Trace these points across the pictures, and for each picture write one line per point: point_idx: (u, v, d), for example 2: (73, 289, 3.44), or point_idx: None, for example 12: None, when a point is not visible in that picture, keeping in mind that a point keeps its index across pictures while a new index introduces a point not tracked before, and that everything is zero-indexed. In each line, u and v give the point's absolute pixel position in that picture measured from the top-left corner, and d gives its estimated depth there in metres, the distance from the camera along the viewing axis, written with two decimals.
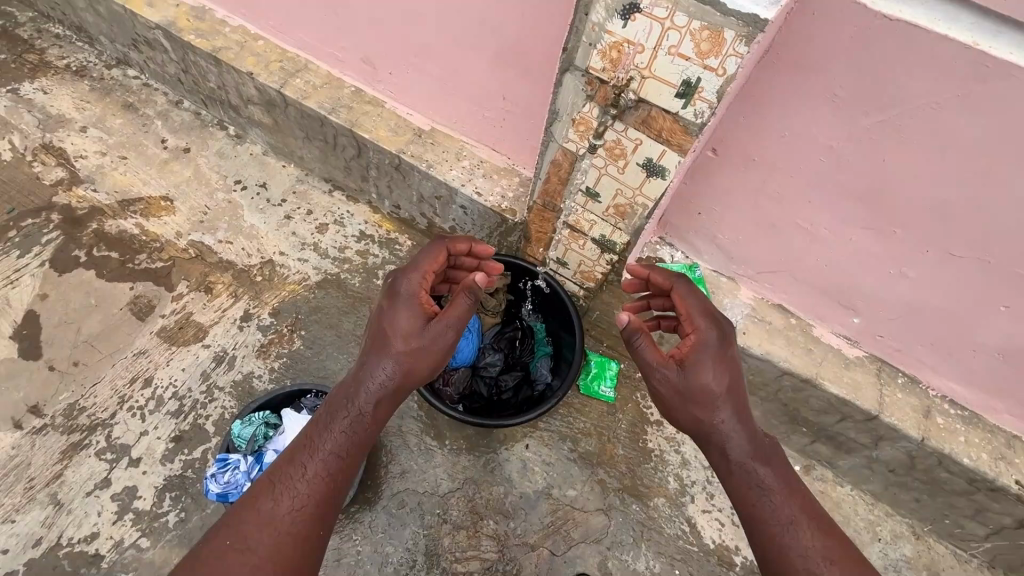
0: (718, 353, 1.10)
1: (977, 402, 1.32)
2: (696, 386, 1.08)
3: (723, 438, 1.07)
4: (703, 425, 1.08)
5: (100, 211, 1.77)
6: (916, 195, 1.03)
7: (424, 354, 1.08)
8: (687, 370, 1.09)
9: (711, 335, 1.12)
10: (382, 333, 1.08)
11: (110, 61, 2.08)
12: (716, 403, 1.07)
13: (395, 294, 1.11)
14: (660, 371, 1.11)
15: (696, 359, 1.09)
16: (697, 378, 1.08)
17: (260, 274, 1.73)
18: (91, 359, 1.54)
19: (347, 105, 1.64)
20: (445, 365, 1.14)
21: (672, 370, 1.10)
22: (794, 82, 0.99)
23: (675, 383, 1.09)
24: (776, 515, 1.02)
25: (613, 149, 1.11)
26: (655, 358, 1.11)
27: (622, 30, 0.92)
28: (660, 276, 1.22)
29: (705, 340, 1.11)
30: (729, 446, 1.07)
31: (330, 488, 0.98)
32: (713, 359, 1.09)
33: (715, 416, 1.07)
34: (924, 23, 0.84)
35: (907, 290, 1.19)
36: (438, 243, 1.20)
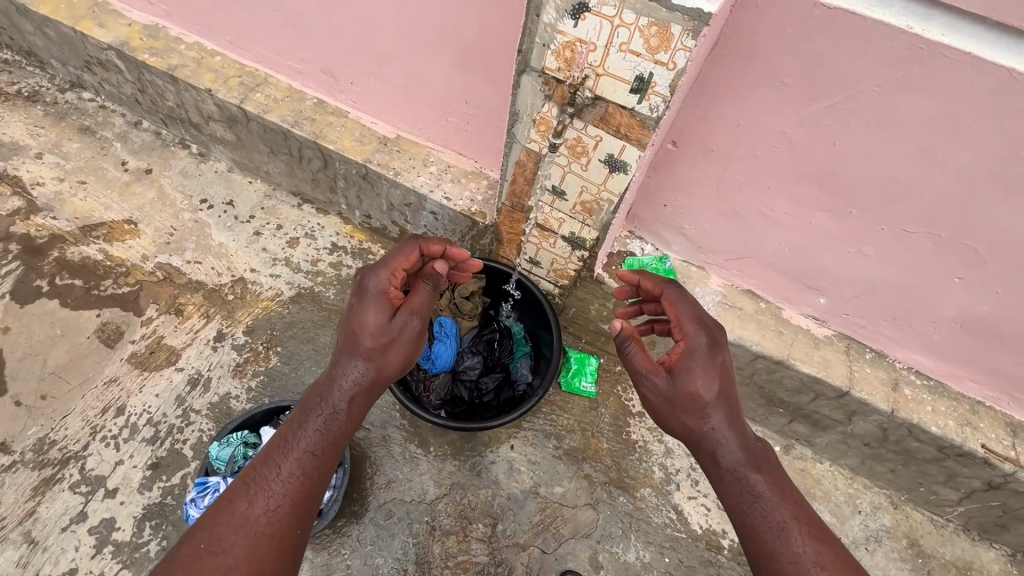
0: (708, 358, 1.05)
1: (942, 372, 1.37)
2: (685, 392, 1.04)
3: (714, 443, 1.03)
4: (694, 432, 1.05)
5: (60, 239, 1.72)
6: (867, 175, 1.07)
7: (394, 346, 1.05)
8: (676, 376, 1.05)
9: (700, 341, 1.07)
10: (352, 332, 1.04)
11: (63, 85, 2.03)
12: (707, 410, 1.03)
13: (363, 292, 1.07)
14: (649, 377, 1.07)
15: (685, 365, 1.05)
16: (686, 383, 1.04)
17: (232, 293, 1.71)
18: (59, 391, 1.49)
19: (310, 117, 1.63)
20: (416, 357, 1.12)
21: (660, 377, 1.06)
22: (744, 72, 1.02)
23: (664, 388, 1.06)
24: (751, 496, 1.00)
25: (575, 147, 1.13)
26: (643, 365, 1.08)
27: (573, 29, 0.93)
28: (650, 281, 1.20)
29: (694, 346, 1.06)
30: (719, 450, 1.03)
31: (304, 488, 0.94)
32: (702, 364, 1.04)
33: (705, 422, 1.03)
34: (859, 10, 0.87)
35: (867, 267, 1.24)
36: (410, 241, 1.16)
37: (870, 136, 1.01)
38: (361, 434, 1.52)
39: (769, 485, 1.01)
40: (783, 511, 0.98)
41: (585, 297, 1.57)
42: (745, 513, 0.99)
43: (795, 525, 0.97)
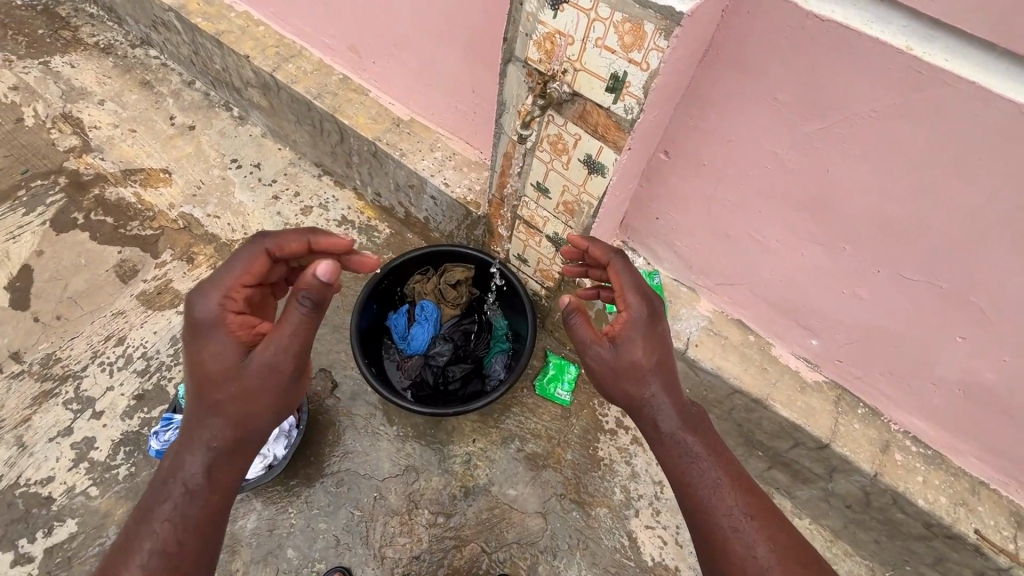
0: (649, 330, 1.01)
1: (942, 441, 1.23)
2: (626, 363, 1.00)
3: (654, 410, 1.00)
4: (634, 399, 1.01)
5: (103, 178, 1.88)
6: (863, 208, 0.99)
7: (250, 397, 0.95)
8: (618, 347, 1.01)
9: (642, 312, 1.02)
10: (197, 380, 0.96)
11: (135, 41, 2.22)
12: (647, 378, 0.99)
13: (194, 325, 0.97)
14: (592, 348, 1.03)
15: (626, 335, 1.01)
16: (627, 354, 1.00)
17: (241, 249, 1.80)
18: (73, 315, 1.63)
19: (333, 91, 1.69)
20: (291, 396, 1.01)
21: (603, 349, 1.02)
22: (735, 83, 0.96)
23: (606, 361, 1.02)
24: (690, 457, 0.97)
25: (557, 144, 1.11)
26: (588, 336, 1.04)
27: (553, 20, 0.91)
28: (599, 248, 1.11)
29: (635, 317, 1.02)
30: (657, 416, 1.00)
31: (171, 556, 0.89)
32: (643, 335, 1.00)
33: (644, 390, 0.99)
34: (857, 25, 0.80)
35: (861, 311, 1.13)
36: (255, 244, 1.07)
37: (867, 165, 0.93)
38: (330, 402, 1.56)
39: (705, 445, 0.98)
40: (716, 470, 0.96)
41: None
42: (684, 475, 0.97)
43: (728, 482, 0.95)
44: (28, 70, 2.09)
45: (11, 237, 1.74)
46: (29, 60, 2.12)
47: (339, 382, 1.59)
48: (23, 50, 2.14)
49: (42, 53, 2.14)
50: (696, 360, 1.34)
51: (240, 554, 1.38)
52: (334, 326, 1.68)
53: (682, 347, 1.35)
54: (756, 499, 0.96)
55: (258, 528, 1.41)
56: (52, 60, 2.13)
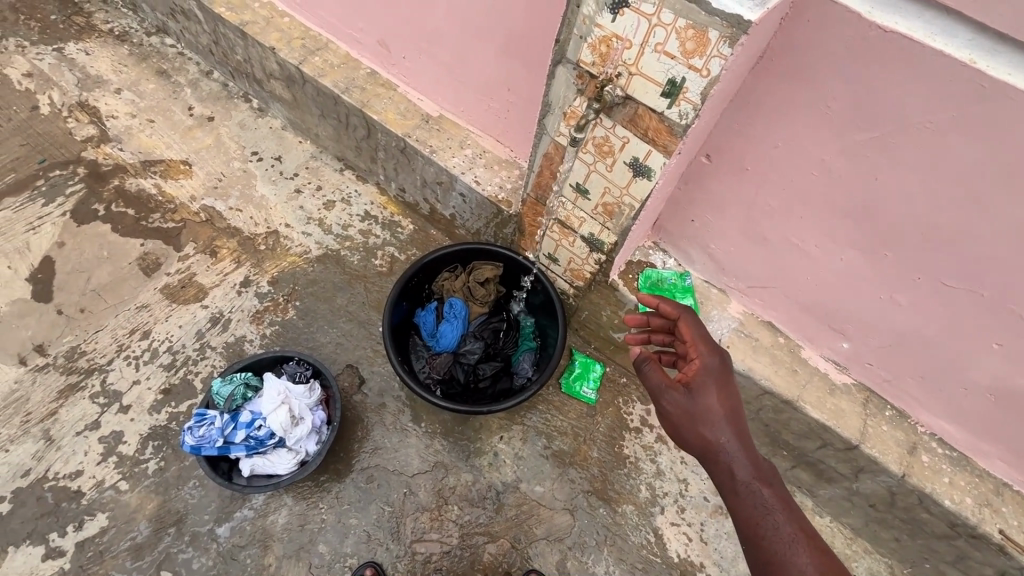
0: (721, 378, 1.08)
1: (967, 444, 1.26)
2: (702, 407, 1.05)
3: (728, 457, 1.00)
4: (709, 446, 1.02)
5: (123, 169, 1.86)
6: (908, 217, 1.00)
7: None
8: (693, 392, 1.07)
9: (714, 360, 1.10)
10: None
11: (151, 29, 2.18)
12: (721, 424, 1.02)
13: None
14: (668, 392, 1.08)
15: (702, 381, 1.07)
16: (702, 399, 1.05)
17: (265, 243, 1.79)
18: (97, 307, 1.62)
19: (360, 86, 1.68)
20: None
21: (679, 393, 1.07)
22: (787, 90, 0.97)
23: (681, 405, 1.06)
24: (764, 509, 0.96)
25: (602, 146, 1.11)
26: (663, 381, 1.08)
27: (611, 24, 0.91)
28: (668, 304, 1.21)
29: (708, 365, 1.09)
30: (731, 464, 1.00)
31: None
32: (717, 383, 1.07)
33: (720, 435, 1.02)
34: (920, 37, 0.81)
35: (897, 317, 1.16)
36: None
37: (916, 174, 0.94)
38: (358, 397, 1.57)
39: (779, 498, 0.97)
40: (792, 525, 0.94)
41: (598, 302, 1.53)
42: (758, 527, 0.95)
43: (805, 539, 0.93)
44: (42, 56, 2.05)
45: (32, 228, 1.71)
46: (42, 46, 2.08)
47: (367, 378, 1.60)
48: (35, 37, 2.09)
49: (55, 39, 2.10)
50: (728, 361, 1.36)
51: (272, 548, 1.38)
52: (360, 322, 1.68)
53: None
54: (828, 556, 0.91)
55: (289, 523, 1.41)
56: (66, 46, 2.09)
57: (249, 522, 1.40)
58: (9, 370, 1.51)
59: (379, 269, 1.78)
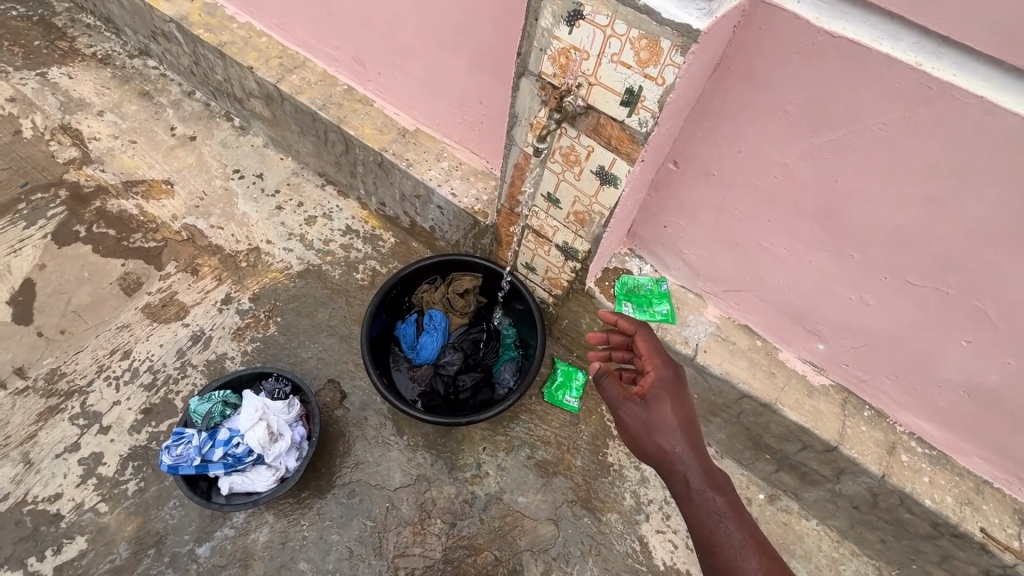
0: (675, 389, 1.09)
1: (945, 442, 1.26)
2: (657, 417, 1.05)
3: (683, 467, 1.01)
4: (665, 455, 1.03)
5: (104, 190, 1.87)
6: (869, 217, 1.01)
7: None
8: (649, 403, 1.08)
9: (668, 372, 1.12)
10: None
11: (133, 51, 2.21)
12: (676, 433, 1.03)
13: None
14: (625, 404, 1.09)
15: (657, 392, 1.09)
16: (658, 409, 1.06)
17: (246, 260, 1.79)
18: (77, 329, 1.62)
19: (337, 102, 1.70)
20: None
21: (635, 405, 1.08)
22: (745, 96, 0.98)
23: (637, 416, 1.07)
24: (717, 517, 0.97)
25: (569, 155, 1.12)
26: (620, 394, 1.10)
27: (568, 36, 0.93)
28: (626, 319, 1.24)
29: (663, 377, 1.11)
30: (686, 473, 1.01)
31: None
32: (672, 393, 1.08)
33: (675, 444, 1.03)
34: (866, 41, 0.82)
35: (867, 317, 1.16)
36: None
37: (874, 175, 0.95)
38: (340, 412, 1.56)
39: (731, 506, 0.98)
40: (744, 533, 0.95)
41: (576, 310, 1.54)
42: (711, 534, 0.96)
43: (753, 546, 0.93)
44: (25, 81, 2.07)
45: (12, 251, 1.72)
46: (26, 71, 2.10)
47: (348, 393, 1.60)
48: (19, 62, 2.12)
49: (38, 64, 2.12)
50: (706, 366, 1.36)
51: (253, 567, 1.37)
52: (342, 336, 1.69)
53: (691, 353, 1.37)
54: (777, 561, 0.92)
55: (270, 541, 1.40)
56: (49, 71, 2.11)
57: (230, 541, 1.39)
58: None
59: (360, 283, 1.79)
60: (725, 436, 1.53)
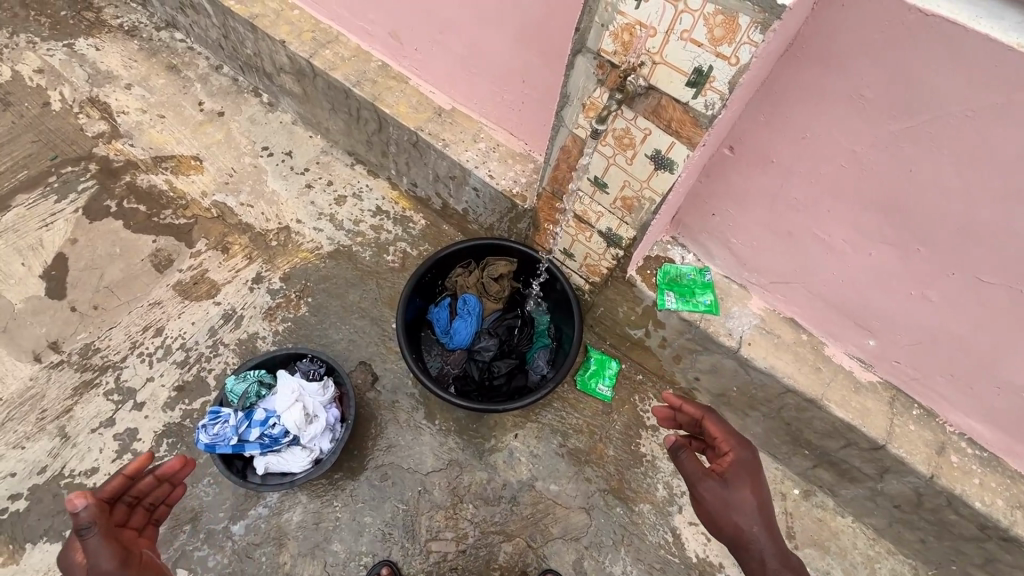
0: (754, 471, 1.07)
1: (997, 444, 1.23)
2: (737, 497, 1.03)
3: (759, 546, 0.99)
4: (741, 533, 1.01)
5: (134, 165, 1.85)
6: (942, 210, 0.97)
7: None
8: (728, 482, 1.05)
9: (746, 454, 1.09)
10: None
11: (160, 24, 2.17)
12: (755, 514, 1.01)
13: None
14: (704, 480, 1.05)
15: (736, 473, 1.06)
16: (737, 490, 1.04)
17: (276, 239, 1.77)
18: (109, 304, 1.61)
19: (371, 79, 1.65)
20: None
21: (715, 482, 1.05)
22: (817, 78, 0.93)
23: (716, 493, 1.04)
24: None
25: (622, 138, 1.08)
26: (699, 469, 1.06)
27: (634, 11, 0.88)
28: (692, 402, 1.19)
29: (741, 459, 1.08)
30: (762, 552, 0.99)
31: None
32: (751, 476, 1.06)
33: (751, 525, 1.01)
34: (963, 20, 0.77)
35: (927, 314, 1.12)
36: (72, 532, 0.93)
37: (952, 166, 0.91)
38: (371, 395, 1.55)
39: None
40: None
41: (614, 298, 1.50)
42: None
43: None
44: (53, 52, 2.04)
45: (44, 225, 1.71)
46: (53, 42, 2.07)
47: (380, 375, 1.58)
48: (46, 32, 2.08)
49: (65, 35, 2.09)
50: (749, 359, 1.33)
51: (287, 546, 1.38)
52: (373, 319, 1.67)
53: (734, 345, 1.34)
54: None
55: (303, 521, 1.40)
56: (76, 42, 2.08)
57: (264, 520, 1.40)
58: (24, 367, 1.51)
59: (391, 265, 1.77)
60: (762, 429, 1.51)
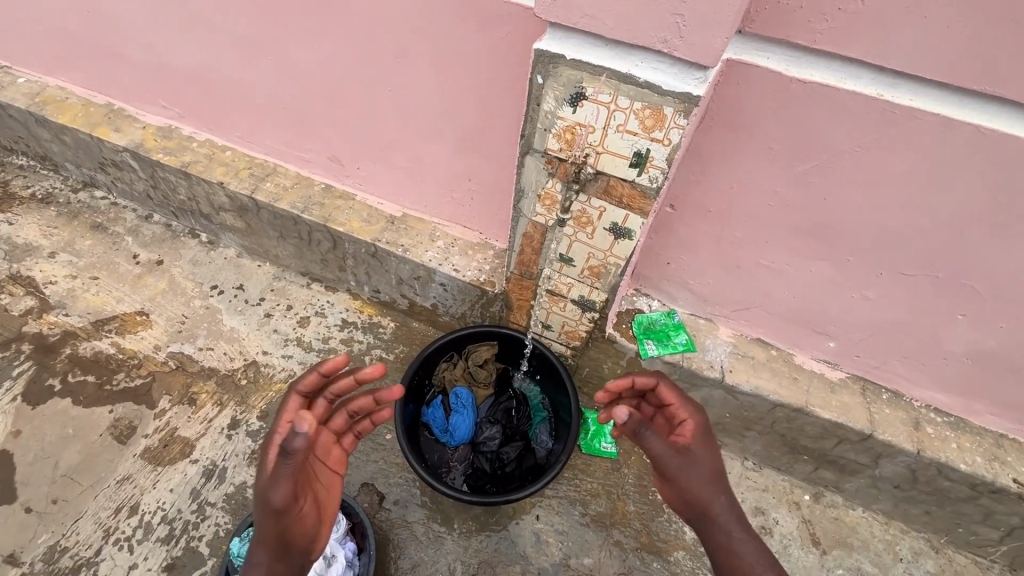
0: (706, 436, 1.11)
1: (959, 406, 1.38)
2: (701, 456, 1.05)
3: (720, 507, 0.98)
4: (711, 514, 0.98)
5: (73, 335, 1.74)
6: (859, 225, 1.14)
7: None
8: (695, 457, 1.04)
9: (703, 418, 1.14)
10: None
11: (77, 185, 2.12)
12: (717, 482, 1.01)
13: None
14: (675, 460, 1.02)
15: (702, 440, 1.09)
16: (702, 451, 1.06)
17: (245, 377, 1.71)
18: (70, 494, 1.46)
19: (319, 202, 1.70)
20: None
21: (685, 463, 1.02)
22: (732, 140, 1.09)
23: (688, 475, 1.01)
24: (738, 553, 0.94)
25: (580, 218, 1.19)
26: (669, 449, 1.03)
27: (572, 115, 1.01)
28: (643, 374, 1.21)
29: (701, 423, 1.13)
30: (724, 515, 0.97)
31: None
32: (706, 438, 1.10)
33: (717, 495, 0.99)
34: (833, 83, 0.95)
35: (871, 311, 1.28)
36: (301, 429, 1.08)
37: (857, 189, 1.08)
38: (383, 516, 1.49)
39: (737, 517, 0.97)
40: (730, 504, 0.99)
41: (598, 357, 1.57)
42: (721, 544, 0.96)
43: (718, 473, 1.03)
44: None
45: None
46: None
47: (386, 493, 1.53)
48: None
49: None
50: (735, 385, 1.43)
51: None
52: (365, 435, 1.63)
53: (719, 376, 1.44)
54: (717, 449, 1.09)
55: None
56: None
57: None
58: None
59: None
60: (761, 446, 1.59)
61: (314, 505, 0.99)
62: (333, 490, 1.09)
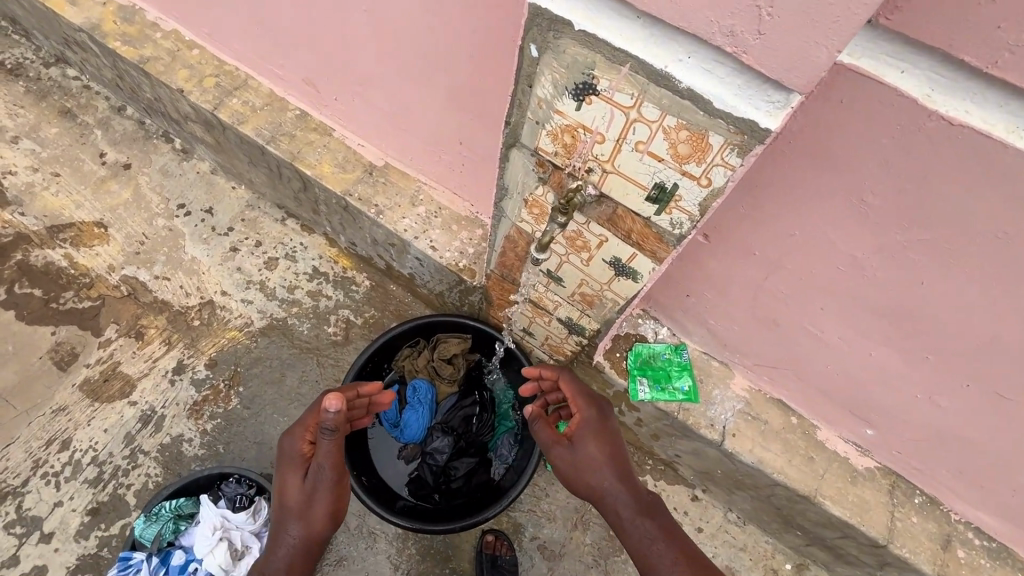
0: (601, 426, 1.05)
1: (1008, 534, 1.11)
2: (583, 456, 1.02)
3: (614, 499, 0.96)
4: (595, 492, 0.99)
5: (25, 239, 1.60)
6: (958, 323, 0.80)
7: None
8: (575, 443, 1.04)
9: (591, 411, 1.07)
10: None
11: (48, 58, 1.87)
12: (601, 468, 0.99)
13: None
14: (555, 449, 1.07)
15: (581, 433, 1.05)
16: (584, 448, 1.02)
17: (198, 318, 1.55)
18: (5, 417, 1.40)
19: (289, 132, 1.42)
20: None
21: (563, 447, 1.05)
22: (810, 177, 0.74)
23: (565, 458, 1.04)
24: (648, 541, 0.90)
25: (575, 240, 0.88)
26: (549, 437, 1.08)
27: (575, 112, 0.68)
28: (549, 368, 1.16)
29: (586, 419, 1.06)
30: (615, 502, 0.96)
31: None
32: (595, 432, 1.04)
33: (603, 480, 0.98)
34: (1000, 134, 0.58)
35: (935, 416, 0.97)
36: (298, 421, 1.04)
37: (976, 283, 0.74)
38: None
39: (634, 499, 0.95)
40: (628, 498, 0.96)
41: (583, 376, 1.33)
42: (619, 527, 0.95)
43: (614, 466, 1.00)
44: None
45: None
46: None
47: None
48: None
49: None
50: (734, 453, 1.18)
51: None
52: None
53: (718, 439, 1.19)
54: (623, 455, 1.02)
55: None
56: None
57: None
58: None
59: (333, 339, 1.57)
60: (750, 507, 1.38)
61: (331, 491, 0.98)
62: (302, 487, 0.99)
